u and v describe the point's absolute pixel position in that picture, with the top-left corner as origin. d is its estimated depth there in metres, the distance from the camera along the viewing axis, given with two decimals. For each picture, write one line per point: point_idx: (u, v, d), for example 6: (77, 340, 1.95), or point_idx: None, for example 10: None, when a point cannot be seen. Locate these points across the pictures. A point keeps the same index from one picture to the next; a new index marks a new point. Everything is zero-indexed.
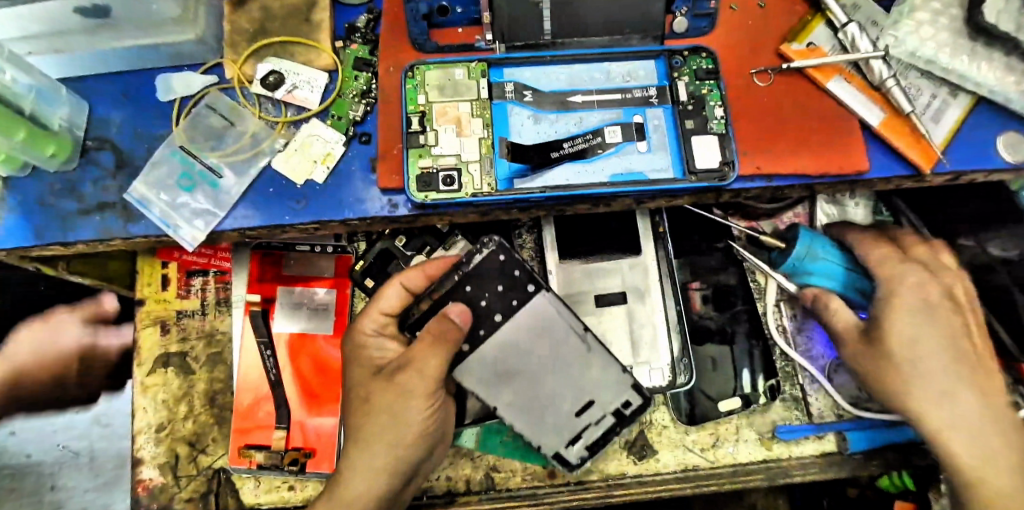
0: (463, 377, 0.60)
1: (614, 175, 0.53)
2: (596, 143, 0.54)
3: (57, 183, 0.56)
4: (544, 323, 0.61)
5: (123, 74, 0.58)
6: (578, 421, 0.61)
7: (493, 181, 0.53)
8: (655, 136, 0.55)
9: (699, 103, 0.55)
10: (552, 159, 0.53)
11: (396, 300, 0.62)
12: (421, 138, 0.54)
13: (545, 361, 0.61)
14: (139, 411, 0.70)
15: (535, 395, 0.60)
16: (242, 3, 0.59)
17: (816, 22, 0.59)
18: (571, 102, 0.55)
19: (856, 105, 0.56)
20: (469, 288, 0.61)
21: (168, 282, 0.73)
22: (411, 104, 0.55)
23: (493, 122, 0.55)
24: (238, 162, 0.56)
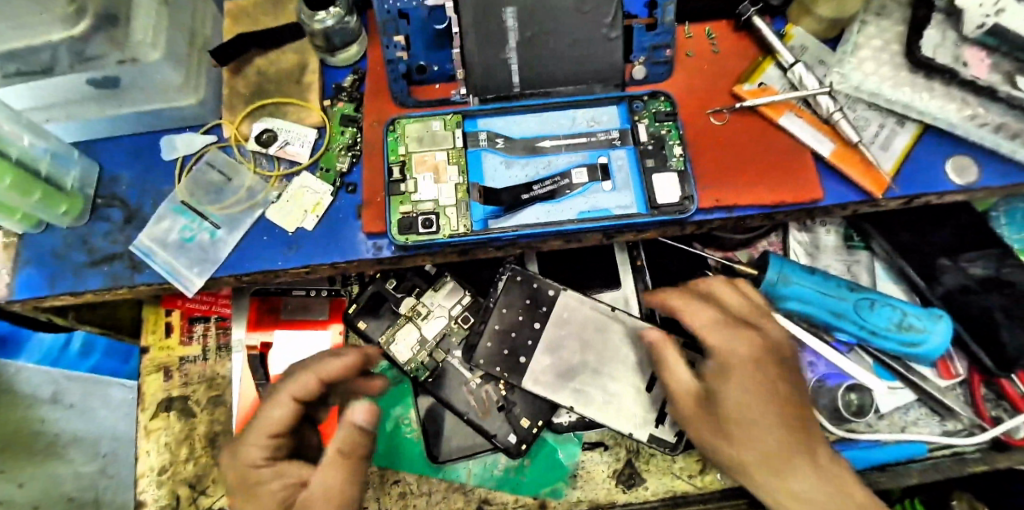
0: (533, 387, 0.69)
1: (582, 212, 0.57)
2: (564, 184, 0.58)
3: (69, 237, 0.61)
4: (581, 325, 0.71)
5: (131, 136, 0.64)
6: (653, 396, 0.69)
7: (469, 222, 0.57)
8: (618, 175, 0.59)
9: (659, 143, 0.60)
10: (523, 200, 0.57)
11: (284, 414, 0.54)
12: (401, 186, 0.58)
13: (594, 364, 0.69)
14: (142, 454, 0.73)
15: (603, 382, 0.69)
16: (238, 70, 0.64)
17: (767, 64, 0.63)
18: (540, 146, 0.59)
19: (808, 138, 0.60)
20: (503, 310, 0.71)
21: (172, 329, 0.76)
22: (392, 154, 0.59)
23: (469, 168, 0.59)
24: (235, 213, 0.60)
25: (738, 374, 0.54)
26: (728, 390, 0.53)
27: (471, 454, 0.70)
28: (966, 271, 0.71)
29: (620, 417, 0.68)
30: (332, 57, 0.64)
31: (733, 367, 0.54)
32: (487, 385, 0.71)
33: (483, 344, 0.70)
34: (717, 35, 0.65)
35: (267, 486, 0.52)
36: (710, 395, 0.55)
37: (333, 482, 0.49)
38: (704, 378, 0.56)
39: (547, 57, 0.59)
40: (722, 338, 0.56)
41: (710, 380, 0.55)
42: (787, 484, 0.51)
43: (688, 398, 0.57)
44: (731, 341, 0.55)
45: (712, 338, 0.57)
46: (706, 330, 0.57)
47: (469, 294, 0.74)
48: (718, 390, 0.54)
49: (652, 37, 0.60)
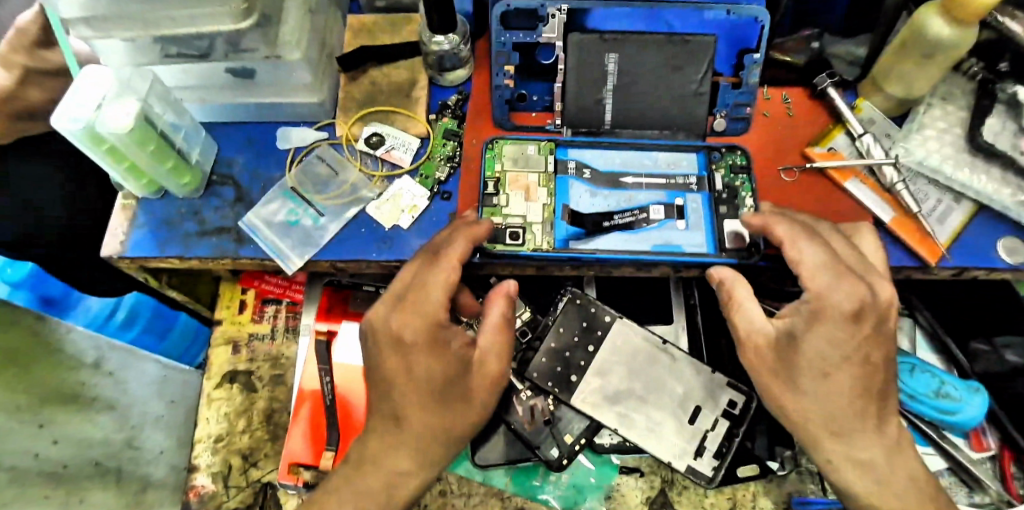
0: (581, 405, 0.72)
1: (656, 245, 0.61)
2: (642, 218, 0.62)
3: (183, 207, 0.66)
4: (631, 352, 0.74)
5: (249, 125, 0.70)
6: (694, 429, 0.71)
7: (552, 240, 0.62)
8: (692, 217, 0.63)
9: (731, 193, 0.64)
10: (603, 227, 0.62)
11: (450, 273, 0.54)
12: (494, 199, 0.63)
13: (640, 391, 0.73)
14: (202, 421, 0.77)
15: (649, 408, 0.72)
16: (355, 78, 0.71)
17: (836, 131, 0.69)
18: (622, 181, 0.64)
19: (870, 202, 0.65)
20: (559, 329, 0.75)
21: (245, 306, 0.81)
22: (489, 170, 0.65)
23: (556, 192, 0.64)
24: (338, 206, 0.65)
25: (830, 325, 0.51)
26: (815, 338, 0.52)
27: (510, 462, 0.73)
28: (1002, 358, 0.74)
29: (661, 446, 0.71)
30: (440, 77, 0.71)
31: (827, 319, 0.51)
32: (535, 398, 0.74)
33: (538, 359, 0.74)
34: (792, 99, 0.71)
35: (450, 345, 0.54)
36: (795, 346, 0.52)
37: (500, 345, 0.55)
38: (787, 325, 0.53)
39: (638, 102, 0.65)
40: (832, 295, 0.52)
41: (796, 326, 0.53)
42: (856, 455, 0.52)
43: (770, 352, 0.53)
44: (838, 291, 0.52)
45: (811, 286, 0.53)
46: (812, 277, 0.53)
47: (530, 310, 0.78)
48: (803, 337, 0.52)
49: (736, 94, 0.66)
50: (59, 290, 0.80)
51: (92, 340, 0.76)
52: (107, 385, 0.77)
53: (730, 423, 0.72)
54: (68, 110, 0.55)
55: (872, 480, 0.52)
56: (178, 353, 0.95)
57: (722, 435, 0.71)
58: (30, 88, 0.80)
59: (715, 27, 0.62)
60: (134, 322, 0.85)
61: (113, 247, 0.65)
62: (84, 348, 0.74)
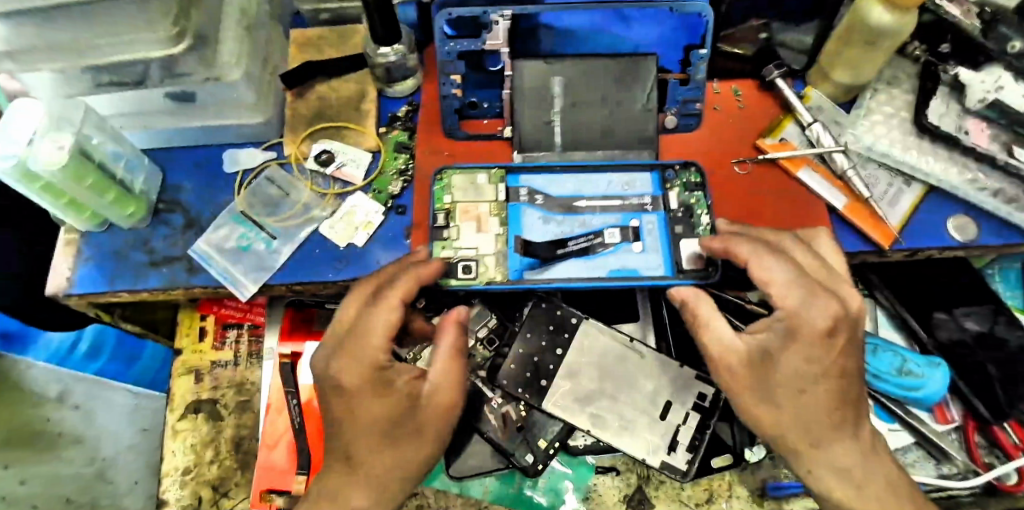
0: (552, 409, 0.71)
1: (612, 270, 0.59)
2: (598, 242, 0.60)
3: (131, 238, 0.64)
4: (599, 355, 0.74)
5: (195, 148, 0.68)
6: (666, 424, 0.71)
7: (505, 272, 0.59)
8: (648, 238, 0.61)
9: (687, 210, 0.62)
10: (558, 255, 0.59)
11: (392, 319, 0.53)
12: (444, 232, 0.61)
13: (611, 390, 0.72)
14: (168, 454, 0.75)
15: (620, 409, 0.71)
16: (302, 94, 0.69)
17: (786, 121, 0.70)
18: (577, 206, 0.62)
19: (822, 190, 0.66)
20: (527, 334, 0.74)
21: (205, 334, 0.79)
22: (438, 202, 0.62)
23: (509, 221, 0.62)
24: (290, 227, 0.64)
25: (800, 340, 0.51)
26: (783, 352, 0.52)
27: (487, 472, 0.73)
28: (961, 326, 0.77)
29: (635, 444, 0.70)
30: (390, 88, 0.70)
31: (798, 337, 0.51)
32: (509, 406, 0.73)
33: (507, 366, 0.73)
34: (742, 92, 0.72)
35: (395, 385, 0.53)
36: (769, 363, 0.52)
37: (449, 377, 0.55)
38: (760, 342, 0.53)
39: (587, 119, 0.65)
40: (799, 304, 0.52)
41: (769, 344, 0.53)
42: (821, 447, 0.52)
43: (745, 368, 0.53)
44: (812, 308, 0.52)
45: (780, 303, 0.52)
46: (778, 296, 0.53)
47: (495, 318, 0.78)
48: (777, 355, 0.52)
49: (684, 91, 0.66)
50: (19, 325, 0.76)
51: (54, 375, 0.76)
52: (74, 419, 0.78)
53: (702, 415, 0.72)
54: None
55: (842, 475, 0.52)
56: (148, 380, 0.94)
57: (695, 429, 0.72)
58: None
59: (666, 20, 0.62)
60: (100, 352, 0.85)
61: (59, 284, 0.63)
62: (47, 384, 0.74)
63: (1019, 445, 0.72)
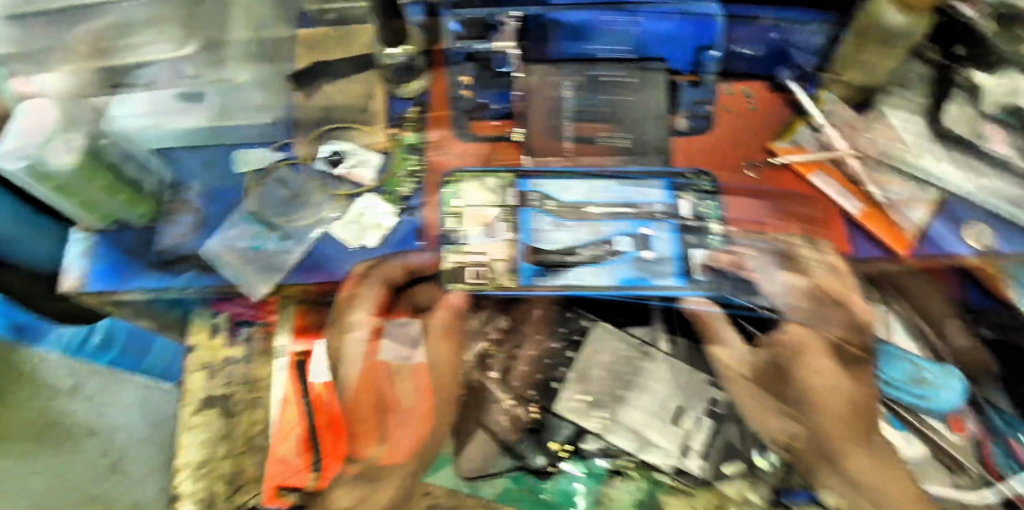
0: (613, 430, 0.66)
1: (712, 292, 0.60)
2: (693, 261, 0.60)
3: (243, 209, 0.68)
4: (662, 381, 0.66)
5: (305, 130, 0.72)
6: (723, 469, 0.62)
7: (608, 278, 0.58)
8: (750, 267, 0.62)
9: (787, 243, 0.64)
10: (652, 265, 0.59)
11: (471, 275, 0.60)
12: (547, 227, 0.61)
13: (643, 401, 0.64)
14: (182, 449, 0.71)
15: (676, 433, 0.63)
16: (403, 84, 0.73)
17: (888, 159, 0.71)
18: (687, 223, 0.62)
19: (925, 227, 0.66)
20: (591, 354, 0.70)
21: (251, 322, 0.76)
22: (540, 204, 0.62)
23: (606, 225, 0.61)
24: (397, 213, 0.67)
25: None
26: None
27: (493, 473, 0.62)
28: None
29: (669, 456, 0.62)
30: (489, 86, 0.72)
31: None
32: (545, 417, 0.64)
33: (573, 381, 0.70)
34: (836, 127, 0.72)
35: (468, 331, 0.61)
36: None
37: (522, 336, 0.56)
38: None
39: None
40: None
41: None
42: None
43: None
44: None
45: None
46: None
47: (557, 337, 0.70)
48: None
49: None
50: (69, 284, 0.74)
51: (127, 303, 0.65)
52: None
53: (763, 442, 0.61)
54: None
55: None
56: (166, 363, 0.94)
57: (772, 466, 0.60)
58: None
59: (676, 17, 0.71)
60: (124, 283, 0.65)
61: (172, 244, 0.67)
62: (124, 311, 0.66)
63: None
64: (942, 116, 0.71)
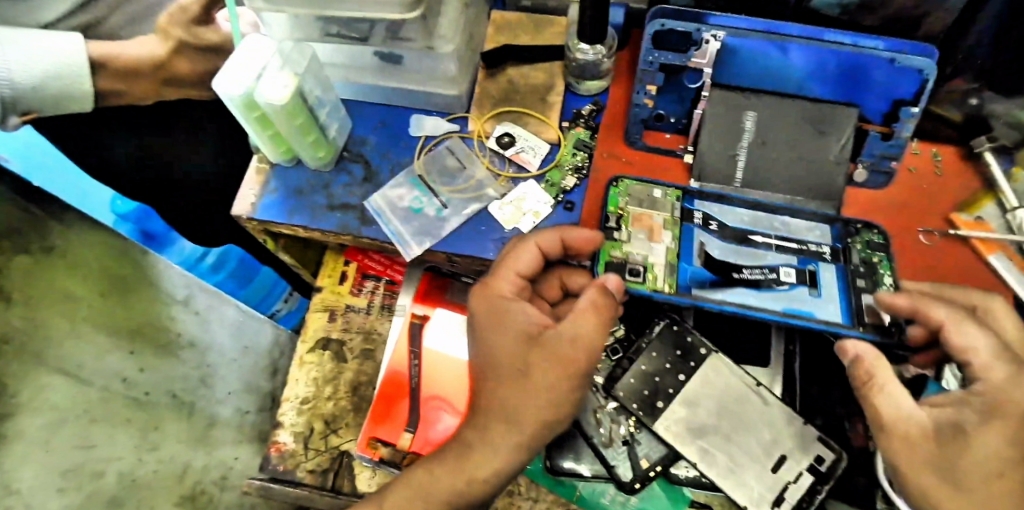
0: (665, 433, 0.71)
1: (789, 308, 0.57)
2: (773, 278, 0.59)
3: (314, 179, 0.69)
4: (722, 387, 0.73)
5: (385, 106, 0.72)
6: (775, 476, 0.70)
7: (674, 283, 0.59)
8: (826, 286, 0.60)
9: (868, 269, 0.60)
10: (733, 278, 0.58)
11: (531, 260, 0.57)
12: (615, 234, 0.62)
13: (726, 429, 0.71)
14: (292, 381, 0.80)
15: (736, 448, 0.70)
16: (493, 75, 0.71)
17: (986, 200, 0.65)
18: (750, 239, 0.61)
19: (1016, 282, 0.61)
20: (652, 354, 0.74)
21: (347, 278, 0.84)
22: (611, 205, 0.63)
23: (681, 239, 0.61)
24: (463, 199, 0.66)
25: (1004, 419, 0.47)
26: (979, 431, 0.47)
27: (581, 475, 0.73)
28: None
29: (738, 488, 0.69)
30: (578, 85, 0.70)
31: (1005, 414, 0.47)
32: (618, 418, 0.74)
33: (627, 379, 0.74)
34: (942, 157, 0.67)
35: (512, 317, 0.55)
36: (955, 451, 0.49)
37: (585, 328, 0.53)
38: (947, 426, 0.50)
39: (778, 157, 0.63)
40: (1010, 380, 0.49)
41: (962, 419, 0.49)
42: None
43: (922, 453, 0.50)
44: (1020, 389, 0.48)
45: (989, 376, 0.50)
46: (987, 368, 0.50)
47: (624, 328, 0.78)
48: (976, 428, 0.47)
49: (885, 146, 0.62)
50: (159, 229, 1.01)
51: (183, 279, 0.96)
52: (191, 322, 0.96)
53: (812, 478, 0.70)
54: (234, 73, 0.58)
55: None
56: (255, 301, 1.12)
57: (803, 489, 0.69)
58: (178, 59, 0.79)
59: (831, 52, 0.57)
60: (222, 268, 1.10)
61: (244, 207, 0.68)
62: (175, 286, 0.95)
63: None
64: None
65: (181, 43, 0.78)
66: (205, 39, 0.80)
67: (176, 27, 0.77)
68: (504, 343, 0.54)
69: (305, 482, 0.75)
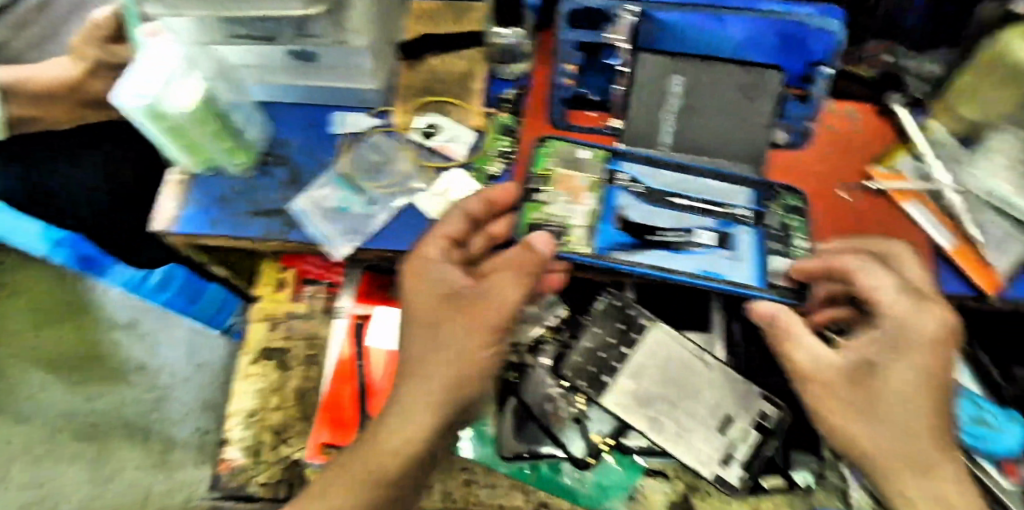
0: (613, 406, 0.72)
1: (703, 270, 0.58)
2: (688, 240, 0.59)
3: (237, 185, 0.67)
4: (668, 354, 0.75)
5: (304, 106, 0.70)
6: (724, 437, 0.72)
7: (593, 246, 0.59)
8: (741, 249, 0.60)
9: (785, 232, 0.61)
10: (648, 241, 0.59)
11: (459, 223, 0.57)
12: (540, 196, 0.62)
13: (673, 397, 0.73)
14: (238, 395, 0.78)
15: (684, 413, 0.72)
16: (415, 67, 0.70)
17: (901, 151, 0.67)
18: (670, 201, 0.61)
19: (929, 228, 0.64)
20: (596, 330, 0.76)
21: (285, 284, 0.82)
22: (538, 166, 0.63)
23: (604, 200, 0.61)
24: (390, 195, 0.65)
25: (914, 353, 0.48)
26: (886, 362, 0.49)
27: (535, 456, 0.74)
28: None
29: (689, 452, 0.71)
30: (501, 69, 0.70)
31: (911, 348, 0.48)
32: (569, 395, 0.75)
33: (574, 357, 0.75)
34: (859, 114, 0.69)
35: (433, 277, 0.55)
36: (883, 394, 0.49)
37: (505, 286, 0.53)
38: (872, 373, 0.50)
39: (703, 121, 0.62)
40: (932, 318, 0.50)
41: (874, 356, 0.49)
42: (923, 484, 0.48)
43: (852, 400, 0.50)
44: (921, 316, 0.49)
45: (895, 310, 0.49)
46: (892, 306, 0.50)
47: (568, 308, 0.79)
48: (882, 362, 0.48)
49: (802, 109, 0.65)
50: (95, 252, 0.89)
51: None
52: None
53: (761, 435, 0.72)
54: (132, 84, 0.55)
55: None
56: (207, 318, 1.01)
57: (754, 448, 0.72)
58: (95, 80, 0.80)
59: (767, 23, 0.57)
60: (169, 285, 0.95)
61: (164, 221, 0.65)
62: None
63: None
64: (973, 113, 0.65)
65: (99, 62, 0.78)
66: (121, 57, 0.78)
67: (92, 46, 0.77)
68: (425, 299, 0.54)
69: (258, 496, 0.73)
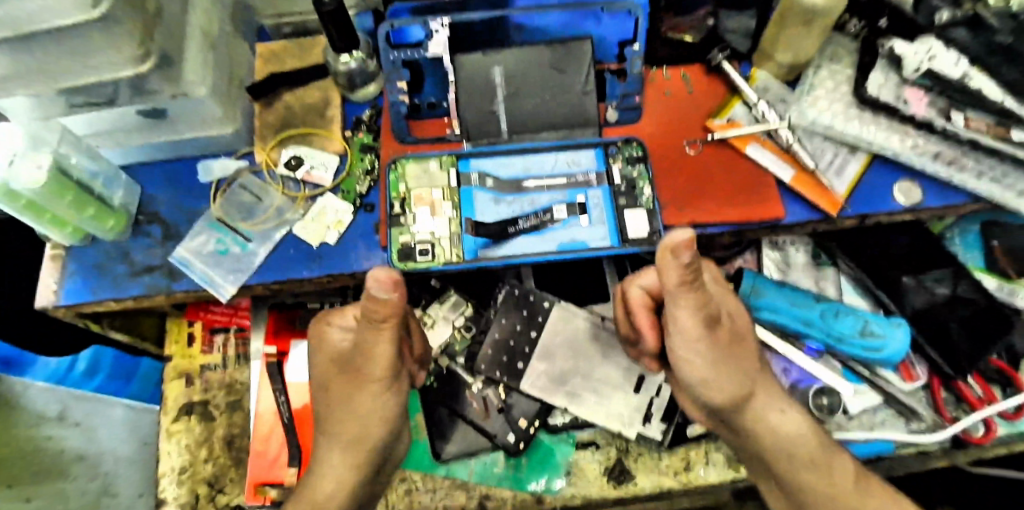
0: (529, 389, 0.75)
1: (563, 244, 0.64)
2: (546, 219, 0.64)
3: (112, 250, 0.67)
4: (569, 330, 0.78)
5: (170, 161, 0.72)
6: (639, 397, 0.76)
7: (461, 252, 0.64)
8: (594, 212, 0.66)
9: (630, 185, 0.66)
10: (509, 232, 0.64)
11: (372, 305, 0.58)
12: (401, 219, 0.65)
13: (584, 369, 0.77)
14: (164, 456, 0.78)
15: (596, 381, 0.76)
16: (269, 104, 0.72)
17: (734, 101, 0.73)
18: (523, 186, 0.66)
19: (771, 164, 0.69)
20: (502, 321, 0.78)
21: (194, 339, 0.82)
22: (394, 191, 0.66)
23: (461, 204, 0.66)
24: (266, 229, 0.67)
25: None
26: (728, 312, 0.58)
27: (471, 454, 0.76)
28: (932, 292, 0.78)
29: (610, 418, 0.75)
30: (352, 94, 0.73)
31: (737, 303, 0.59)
32: (488, 388, 0.77)
33: (484, 351, 0.77)
34: (691, 75, 0.75)
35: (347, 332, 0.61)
36: None
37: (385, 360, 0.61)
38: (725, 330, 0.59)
39: (536, 101, 0.67)
40: None
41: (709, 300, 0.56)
42: None
43: None
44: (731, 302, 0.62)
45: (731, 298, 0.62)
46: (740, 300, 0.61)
47: (471, 306, 0.82)
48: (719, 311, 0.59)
49: (623, 84, 0.69)
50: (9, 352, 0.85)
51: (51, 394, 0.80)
52: (75, 436, 0.81)
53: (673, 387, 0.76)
54: None
55: None
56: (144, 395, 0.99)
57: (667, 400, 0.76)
58: None
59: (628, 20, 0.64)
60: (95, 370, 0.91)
61: (48, 296, 0.66)
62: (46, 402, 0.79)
63: (981, 397, 0.78)
64: (787, 56, 0.71)
65: None
66: None
67: None
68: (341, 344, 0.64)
69: None
